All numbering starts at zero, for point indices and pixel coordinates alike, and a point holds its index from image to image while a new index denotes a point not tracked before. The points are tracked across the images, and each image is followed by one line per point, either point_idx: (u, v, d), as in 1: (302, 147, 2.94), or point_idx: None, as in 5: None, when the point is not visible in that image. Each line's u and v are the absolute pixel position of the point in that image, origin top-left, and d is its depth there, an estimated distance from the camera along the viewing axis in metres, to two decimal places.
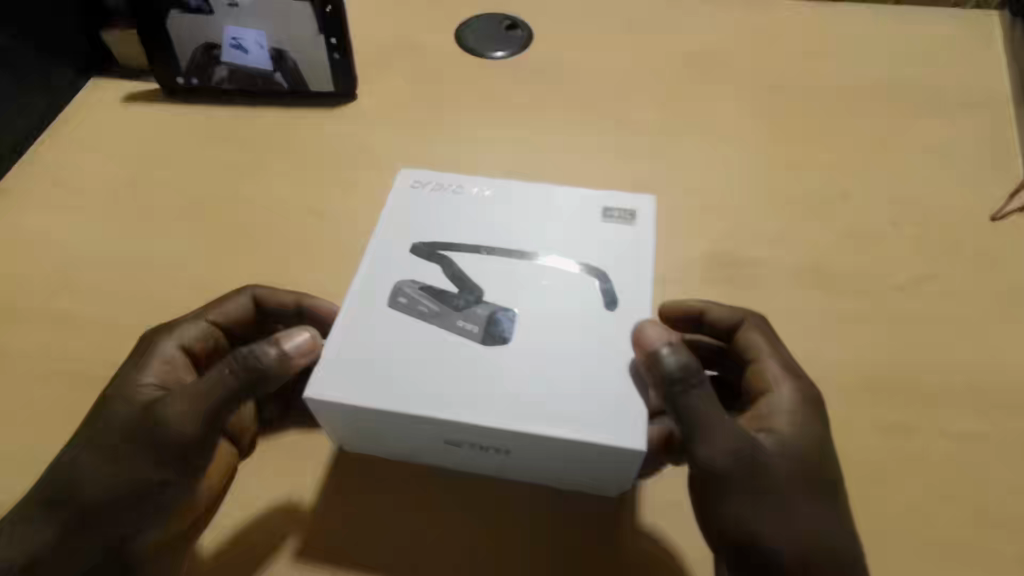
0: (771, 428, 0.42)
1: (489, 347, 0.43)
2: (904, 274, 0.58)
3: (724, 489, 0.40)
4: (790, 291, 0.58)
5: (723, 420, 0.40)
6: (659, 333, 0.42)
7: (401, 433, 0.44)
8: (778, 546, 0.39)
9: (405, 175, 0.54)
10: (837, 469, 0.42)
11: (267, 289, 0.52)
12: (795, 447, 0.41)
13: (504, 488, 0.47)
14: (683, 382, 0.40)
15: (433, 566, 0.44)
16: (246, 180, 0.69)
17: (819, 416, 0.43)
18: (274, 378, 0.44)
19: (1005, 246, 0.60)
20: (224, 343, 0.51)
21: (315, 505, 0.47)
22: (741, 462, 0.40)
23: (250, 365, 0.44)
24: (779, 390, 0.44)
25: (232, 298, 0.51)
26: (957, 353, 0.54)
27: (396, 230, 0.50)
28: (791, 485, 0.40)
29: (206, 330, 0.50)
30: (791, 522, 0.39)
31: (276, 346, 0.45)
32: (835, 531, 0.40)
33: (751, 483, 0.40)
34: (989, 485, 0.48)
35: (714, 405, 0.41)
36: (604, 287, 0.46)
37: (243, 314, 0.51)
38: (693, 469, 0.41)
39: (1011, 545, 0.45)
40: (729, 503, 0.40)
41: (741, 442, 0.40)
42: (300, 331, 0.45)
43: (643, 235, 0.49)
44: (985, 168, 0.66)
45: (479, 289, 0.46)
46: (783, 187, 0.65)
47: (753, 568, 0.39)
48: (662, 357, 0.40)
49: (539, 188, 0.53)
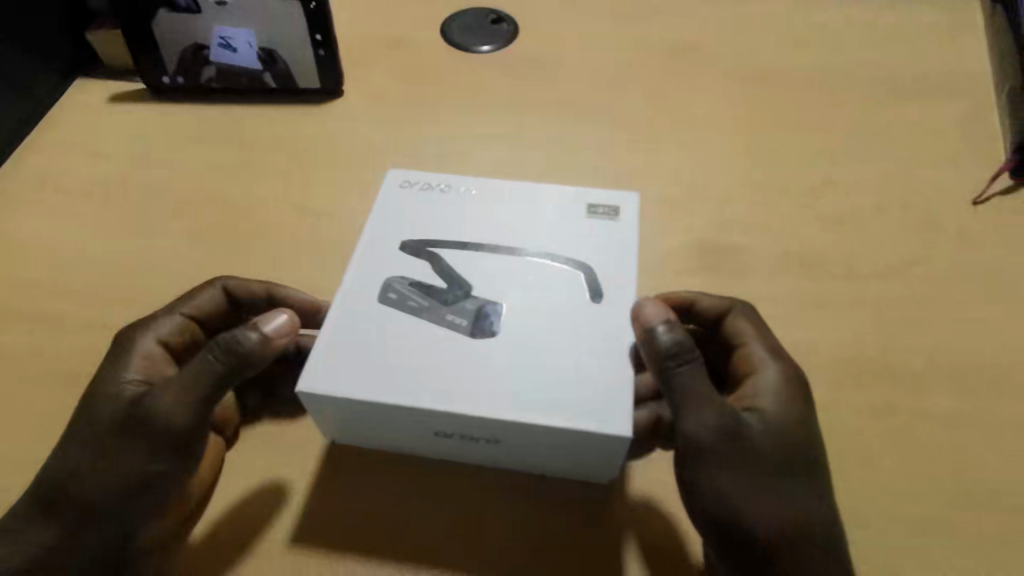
0: (756, 408, 0.44)
1: (477, 340, 0.45)
2: (881, 262, 0.61)
3: (710, 465, 0.42)
4: (772, 280, 0.60)
5: (710, 398, 0.43)
6: (659, 312, 0.45)
7: (391, 424, 0.45)
8: (760, 520, 0.41)
9: (394, 175, 0.55)
10: (819, 447, 0.44)
11: (238, 280, 0.53)
12: (779, 425, 0.43)
13: (493, 478, 0.48)
14: (680, 357, 0.43)
15: (425, 554, 0.45)
16: (237, 179, 0.70)
17: (803, 396, 0.45)
18: (256, 361, 0.45)
19: (985, 229, 0.62)
20: (201, 336, 0.52)
21: (308, 494, 0.48)
22: (727, 438, 0.42)
23: (233, 350, 0.44)
24: (764, 371, 0.46)
25: (203, 291, 0.52)
26: (931, 336, 0.56)
27: (385, 229, 0.51)
28: (774, 461, 0.42)
29: (182, 324, 0.51)
30: (772, 499, 0.41)
31: (257, 330, 0.45)
32: (815, 508, 0.42)
33: (737, 459, 0.42)
34: (969, 463, 0.50)
35: (703, 383, 0.43)
36: (589, 279, 0.48)
37: (216, 305, 0.52)
38: (680, 446, 0.43)
39: (988, 521, 0.48)
40: (715, 480, 0.42)
41: (727, 420, 0.42)
42: (279, 314, 0.46)
43: (626, 231, 0.51)
44: (967, 152, 0.68)
45: (467, 284, 0.48)
46: (765, 177, 0.67)
47: (735, 544, 0.41)
48: (659, 335, 0.44)
49: (526, 186, 0.54)
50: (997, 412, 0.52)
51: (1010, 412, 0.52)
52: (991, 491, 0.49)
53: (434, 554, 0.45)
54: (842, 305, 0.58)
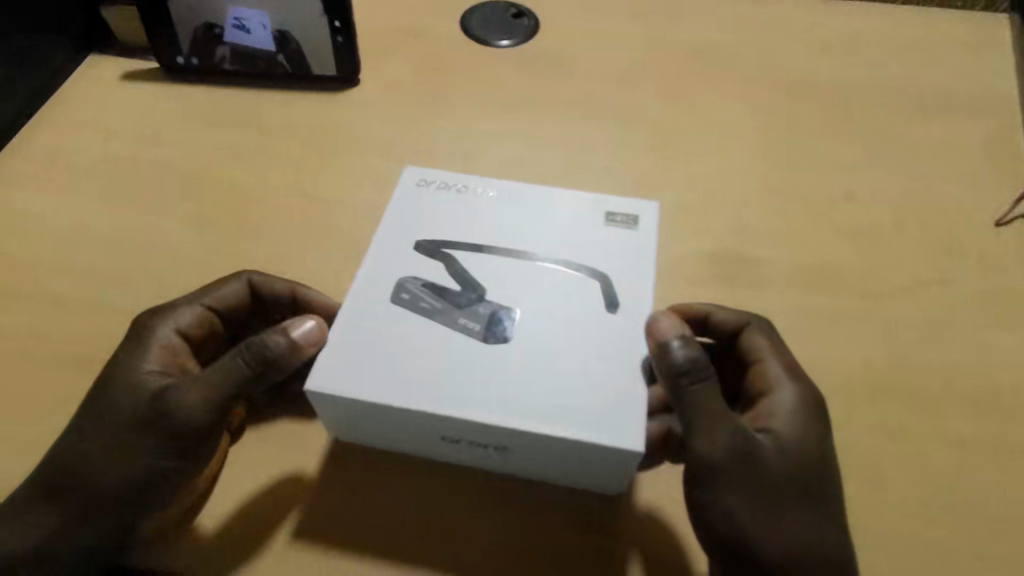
0: (770, 428, 0.43)
1: (490, 346, 0.44)
2: (899, 281, 0.60)
3: (719, 484, 0.41)
4: (788, 294, 0.59)
5: (723, 417, 0.42)
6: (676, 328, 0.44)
7: (397, 427, 0.44)
8: (769, 542, 0.40)
9: (411, 172, 0.54)
10: (832, 471, 0.43)
11: (264, 276, 0.52)
12: (792, 447, 0.43)
13: (499, 483, 0.47)
14: (693, 374, 0.42)
15: (427, 556, 0.44)
16: (249, 164, 0.69)
17: (819, 418, 0.44)
18: (284, 366, 0.44)
19: (1006, 252, 0.61)
20: (219, 327, 0.51)
21: (311, 487, 0.47)
22: (737, 458, 0.41)
23: (262, 354, 0.44)
24: (780, 391, 0.45)
25: (228, 284, 0.51)
26: (948, 359, 0.55)
27: (400, 228, 0.50)
28: (785, 483, 0.41)
29: (202, 315, 0.50)
30: (781, 520, 0.41)
31: (285, 335, 0.44)
32: (824, 531, 0.41)
33: (747, 479, 0.41)
34: (980, 491, 0.49)
35: (717, 401, 0.42)
36: (605, 289, 0.47)
37: (238, 299, 0.51)
38: (690, 463, 0.42)
39: (998, 550, 0.47)
40: (723, 500, 0.41)
41: (739, 440, 0.42)
42: (308, 320, 0.45)
43: (643, 241, 0.50)
44: (990, 172, 0.67)
45: (481, 288, 0.47)
46: (785, 187, 0.66)
47: (741, 563, 0.41)
48: (674, 351, 0.43)
49: (544, 190, 0.53)
50: (1012, 440, 0.51)
51: None
52: (1002, 520, 0.48)
53: (436, 557, 0.44)
54: (859, 323, 0.57)
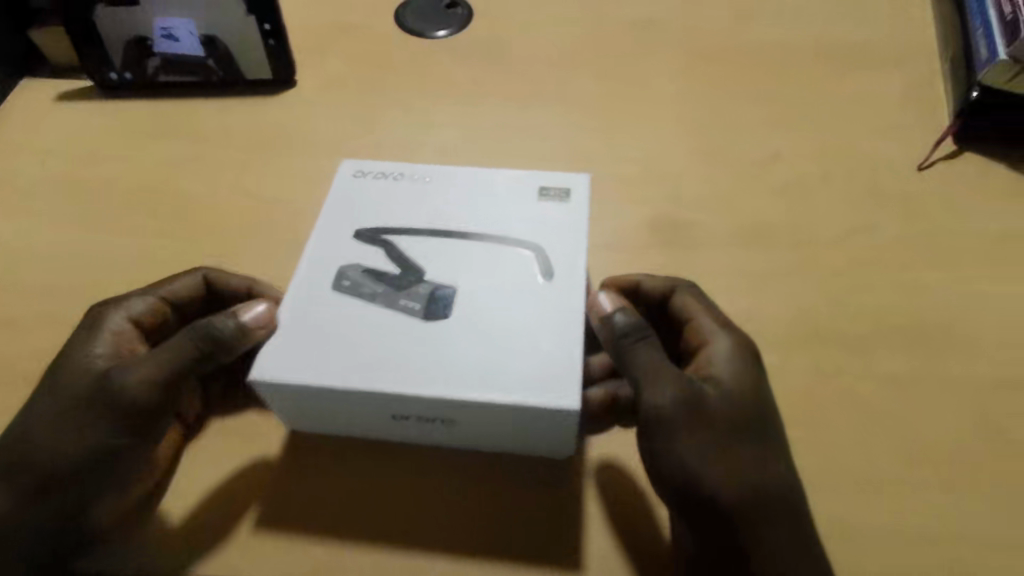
0: (712, 376, 0.45)
1: (430, 323, 0.45)
2: (830, 230, 0.62)
3: (670, 432, 0.43)
4: (726, 252, 0.61)
5: (666, 371, 0.44)
6: (612, 298, 0.47)
7: (353, 410, 0.45)
8: (719, 484, 0.42)
9: (350, 164, 0.55)
10: (774, 410, 0.45)
11: (221, 272, 0.54)
12: (734, 391, 0.44)
13: (455, 457, 0.49)
14: (633, 334, 0.45)
15: (390, 531, 0.46)
16: (191, 173, 0.69)
17: (755, 364, 0.46)
18: (232, 348, 0.46)
19: (929, 194, 0.64)
20: (172, 318, 0.52)
21: (271, 476, 0.48)
22: (683, 406, 0.43)
23: (210, 335, 0.45)
24: (715, 341, 0.46)
25: (184, 277, 0.53)
26: (879, 300, 0.58)
27: (340, 219, 0.51)
28: (730, 425, 0.43)
29: (156, 304, 0.51)
30: (732, 462, 0.42)
31: (235, 318, 0.46)
32: (772, 467, 0.43)
33: (693, 425, 0.43)
34: (914, 420, 0.52)
35: (659, 356, 0.44)
36: (541, 259, 0.49)
37: (193, 292, 0.53)
38: (641, 417, 0.44)
39: (931, 474, 0.50)
40: (676, 447, 0.42)
41: (683, 391, 0.43)
42: (259, 304, 0.46)
43: (576, 212, 0.52)
44: (912, 119, 0.69)
45: (420, 269, 0.48)
46: (719, 151, 0.68)
47: (696, 507, 0.42)
48: (614, 319, 0.45)
49: (478, 172, 0.55)
50: (941, 371, 0.54)
51: (954, 372, 0.54)
52: (934, 447, 0.51)
53: (398, 531, 0.46)
54: (794, 274, 0.59)
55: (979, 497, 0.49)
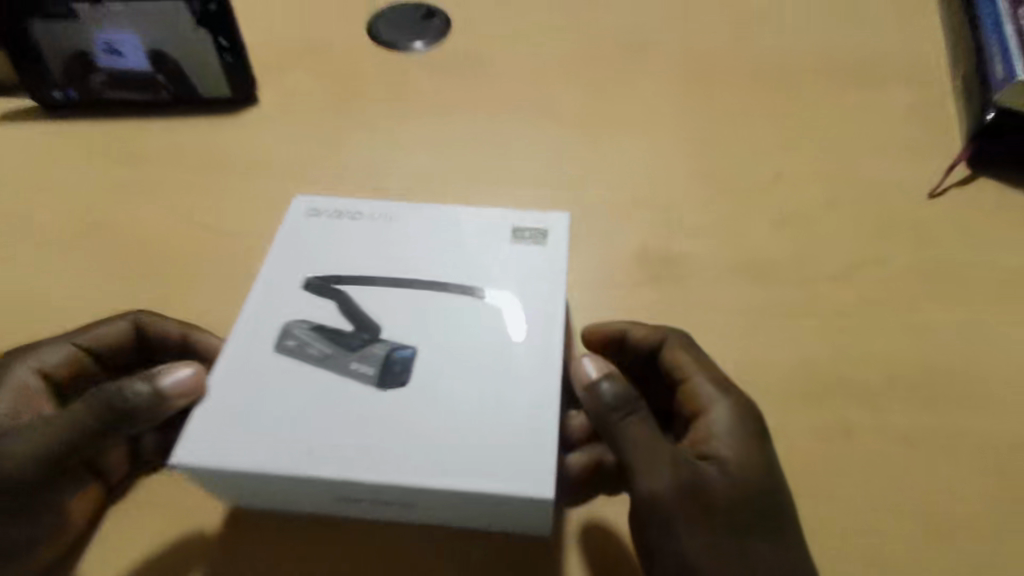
0: (713, 454, 0.40)
1: (384, 392, 0.40)
2: (834, 266, 0.57)
3: (668, 524, 0.38)
4: (721, 290, 0.55)
5: (662, 450, 0.39)
6: (597, 364, 0.43)
7: (306, 495, 0.40)
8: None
9: (303, 200, 0.50)
10: (784, 491, 0.40)
11: (153, 316, 0.50)
12: (738, 471, 0.39)
13: (423, 536, 0.43)
14: (622, 408, 0.40)
15: None
16: (137, 201, 0.63)
17: (760, 435, 0.41)
18: (149, 416, 0.41)
19: (942, 225, 0.59)
20: (92, 368, 0.49)
21: (210, 561, 0.43)
22: (683, 493, 0.38)
23: (115, 403, 0.41)
24: (714, 409, 0.42)
25: (111, 324, 0.49)
26: (889, 346, 0.52)
27: (287, 265, 0.46)
28: (735, 513, 0.38)
29: (73, 355, 0.48)
30: (739, 557, 0.38)
31: (151, 383, 0.41)
32: (785, 561, 0.38)
33: (695, 514, 0.38)
34: (933, 486, 0.46)
35: (652, 433, 0.40)
36: (513, 316, 0.43)
37: (119, 339, 0.49)
38: (636, 504, 0.39)
39: (954, 552, 0.44)
40: (675, 541, 0.38)
41: (682, 476, 0.39)
42: (183, 367, 0.41)
43: (555, 258, 0.46)
44: (922, 141, 0.64)
45: (377, 326, 0.43)
46: (714, 176, 0.63)
47: None
48: (602, 390, 0.41)
49: (446, 210, 0.49)
50: (959, 429, 0.49)
51: (974, 430, 0.49)
52: (954, 518, 0.45)
53: None
54: (795, 315, 0.54)
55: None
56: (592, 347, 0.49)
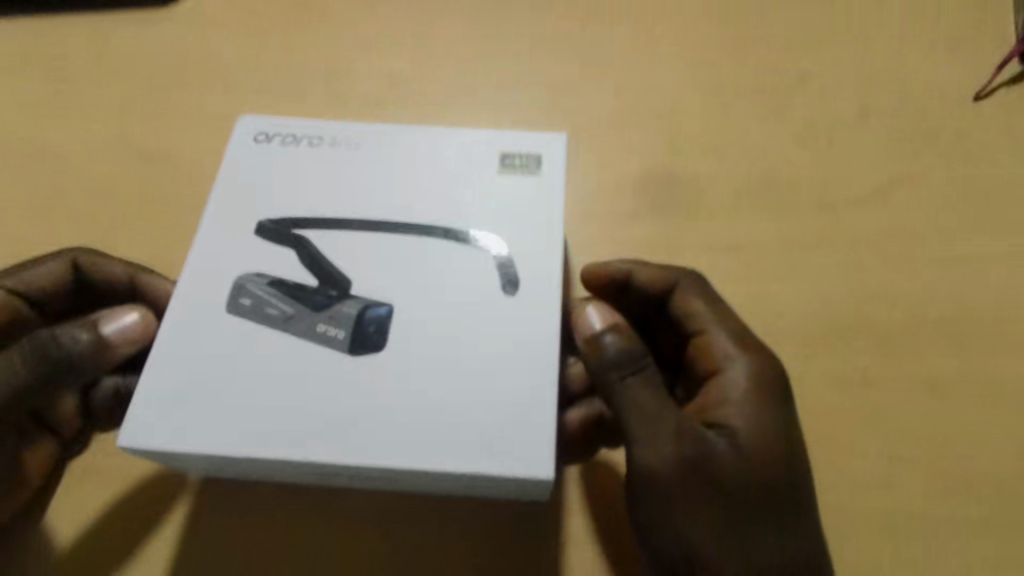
0: (724, 422, 0.35)
1: (356, 358, 0.35)
2: (860, 185, 0.51)
3: (666, 498, 0.34)
4: (734, 216, 0.50)
5: (666, 415, 0.34)
6: (602, 314, 0.37)
7: (271, 470, 0.36)
8: (719, 563, 0.33)
9: (249, 122, 0.42)
10: (803, 465, 0.35)
11: (94, 256, 0.42)
12: (752, 442, 0.34)
13: (421, 504, 0.40)
14: (626, 366, 0.35)
15: None
16: (63, 116, 0.54)
17: (781, 399, 0.36)
18: (88, 367, 0.36)
19: (986, 134, 0.52)
20: (26, 314, 0.42)
21: (182, 535, 0.39)
22: (685, 466, 0.33)
23: (48, 353, 0.35)
24: (731, 369, 0.37)
25: (45, 263, 0.42)
26: (918, 277, 0.48)
27: (237, 205, 0.39)
28: (744, 494, 0.34)
29: (3, 300, 0.41)
30: (743, 541, 0.33)
31: (91, 330, 0.37)
32: (793, 546, 0.34)
33: (699, 487, 0.33)
34: (960, 432, 0.43)
35: (657, 395, 0.35)
36: (504, 264, 0.37)
37: (57, 281, 0.42)
38: (631, 473, 0.35)
39: (980, 502, 0.41)
40: (673, 516, 0.34)
41: (688, 445, 0.34)
42: (129, 312, 0.38)
43: (549, 189, 0.40)
44: (969, 34, 0.56)
45: (345, 281, 0.37)
46: (728, 81, 0.55)
47: None
48: (604, 342, 0.35)
49: (421, 133, 0.42)
50: (987, 371, 0.45)
51: (1002, 372, 0.45)
52: (976, 469, 0.42)
53: None
54: (815, 243, 0.49)
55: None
56: (592, 288, 0.43)
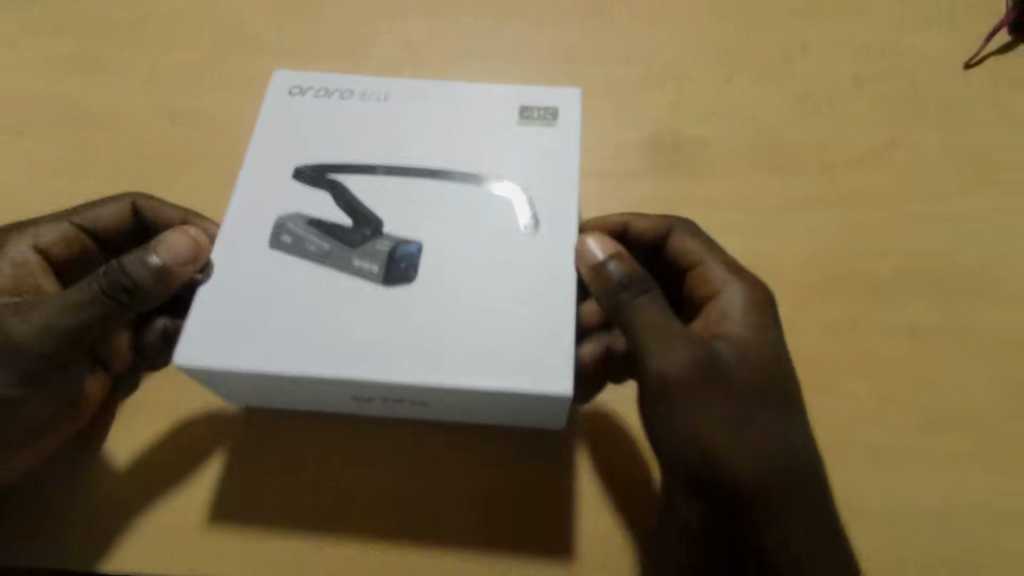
0: (723, 334, 0.39)
1: (390, 290, 0.38)
2: (856, 147, 0.54)
3: (678, 402, 0.36)
4: (736, 176, 0.53)
5: (671, 329, 0.37)
6: (603, 244, 0.39)
7: (309, 391, 0.39)
8: (732, 462, 0.36)
9: (285, 77, 0.45)
10: (796, 375, 0.39)
11: (152, 200, 0.47)
12: (753, 352, 0.38)
13: (443, 439, 0.43)
14: (633, 287, 0.38)
15: (362, 525, 0.41)
16: (100, 79, 0.57)
17: (772, 315, 0.40)
18: (152, 294, 0.39)
19: (974, 101, 0.55)
20: (91, 249, 0.47)
21: (222, 466, 0.43)
22: (694, 370, 0.36)
23: (120, 281, 0.38)
24: (726, 290, 0.41)
25: (108, 204, 0.46)
26: (906, 233, 0.51)
27: (275, 153, 0.42)
28: (751, 396, 0.37)
29: (70, 234, 0.45)
30: (751, 439, 0.36)
31: (155, 258, 0.38)
32: (796, 445, 0.37)
33: (707, 391, 0.36)
34: (941, 375, 0.46)
35: (663, 312, 0.38)
36: (524, 204, 0.41)
37: (118, 221, 0.46)
38: (643, 383, 0.38)
39: (957, 437, 0.45)
40: (685, 421, 0.36)
41: (697, 353, 0.37)
42: (185, 237, 0.39)
43: (564, 139, 0.43)
44: (958, 7, 0.59)
45: (378, 221, 0.40)
46: (732, 49, 0.58)
47: (703, 488, 0.37)
48: (609, 271, 0.38)
49: (444, 87, 0.45)
50: (970, 321, 0.48)
51: (984, 323, 0.48)
52: (959, 410, 0.45)
53: (373, 525, 0.41)
54: (812, 201, 0.52)
55: (1006, 467, 0.44)
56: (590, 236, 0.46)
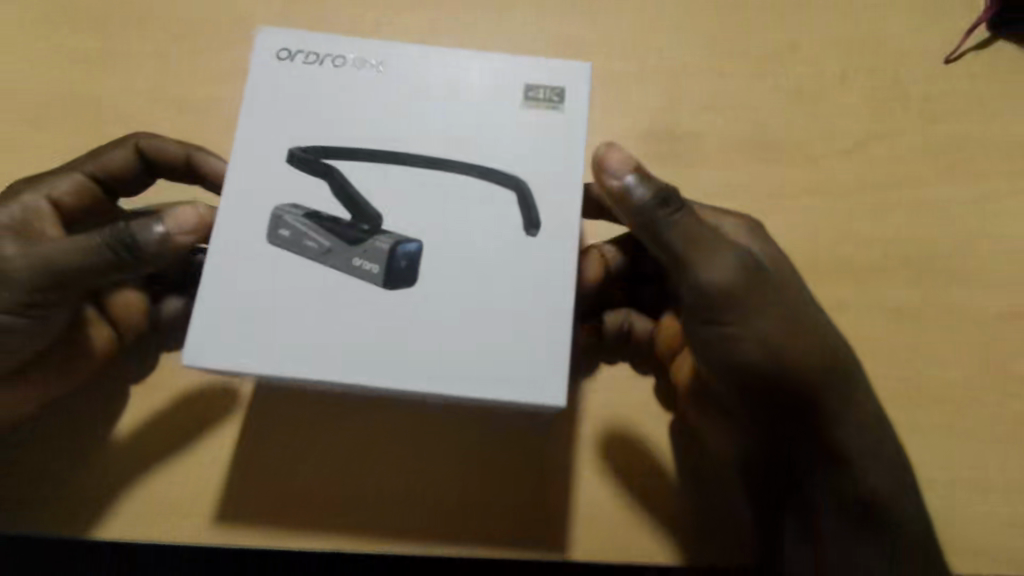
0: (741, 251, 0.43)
1: (390, 292, 0.42)
2: (841, 140, 0.56)
3: (737, 310, 0.42)
4: (726, 168, 0.55)
5: (711, 243, 0.42)
6: (622, 161, 0.43)
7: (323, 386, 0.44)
8: (791, 358, 0.43)
9: (271, 37, 0.45)
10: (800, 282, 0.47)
11: (152, 138, 0.49)
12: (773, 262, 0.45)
13: (436, 428, 0.47)
14: (667, 204, 0.42)
15: (367, 513, 0.45)
16: (106, 74, 0.58)
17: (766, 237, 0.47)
18: (152, 259, 0.43)
19: (954, 95, 0.58)
20: (101, 199, 0.50)
21: (230, 459, 0.46)
22: (739, 278, 0.42)
23: (126, 241, 0.42)
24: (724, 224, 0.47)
25: (115, 150, 0.49)
26: (886, 223, 0.54)
27: (269, 123, 0.44)
28: (790, 298, 0.43)
29: (81, 183, 0.49)
30: (796, 337, 0.43)
31: (163, 227, 0.42)
32: (827, 338, 0.44)
33: (756, 298, 0.42)
34: (913, 357, 0.50)
35: (696, 225, 0.42)
36: (527, 204, 0.43)
37: (125, 164, 0.49)
38: (693, 296, 0.42)
39: (922, 415, 0.49)
40: (746, 326, 0.42)
41: (743, 261, 0.42)
42: (190, 211, 0.43)
43: (574, 124, 0.44)
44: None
45: (377, 217, 0.43)
46: (725, 41, 0.60)
47: (762, 387, 0.43)
48: (632, 190, 0.42)
49: (435, 53, 0.45)
50: (947, 304, 0.52)
51: (954, 306, 0.52)
52: (924, 389, 0.50)
53: (376, 517, 0.45)
54: (798, 193, 0.54)
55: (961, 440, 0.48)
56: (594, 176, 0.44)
